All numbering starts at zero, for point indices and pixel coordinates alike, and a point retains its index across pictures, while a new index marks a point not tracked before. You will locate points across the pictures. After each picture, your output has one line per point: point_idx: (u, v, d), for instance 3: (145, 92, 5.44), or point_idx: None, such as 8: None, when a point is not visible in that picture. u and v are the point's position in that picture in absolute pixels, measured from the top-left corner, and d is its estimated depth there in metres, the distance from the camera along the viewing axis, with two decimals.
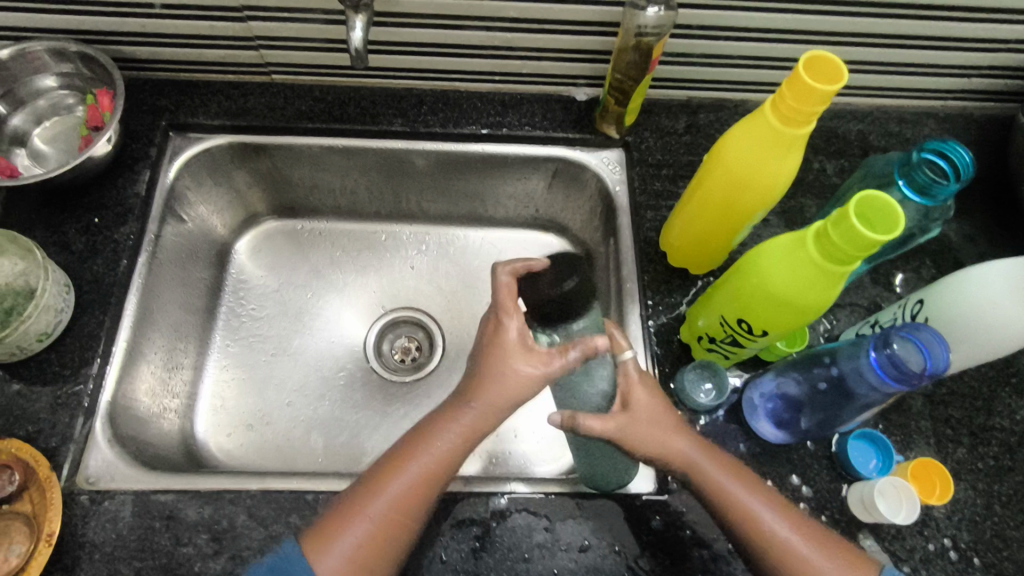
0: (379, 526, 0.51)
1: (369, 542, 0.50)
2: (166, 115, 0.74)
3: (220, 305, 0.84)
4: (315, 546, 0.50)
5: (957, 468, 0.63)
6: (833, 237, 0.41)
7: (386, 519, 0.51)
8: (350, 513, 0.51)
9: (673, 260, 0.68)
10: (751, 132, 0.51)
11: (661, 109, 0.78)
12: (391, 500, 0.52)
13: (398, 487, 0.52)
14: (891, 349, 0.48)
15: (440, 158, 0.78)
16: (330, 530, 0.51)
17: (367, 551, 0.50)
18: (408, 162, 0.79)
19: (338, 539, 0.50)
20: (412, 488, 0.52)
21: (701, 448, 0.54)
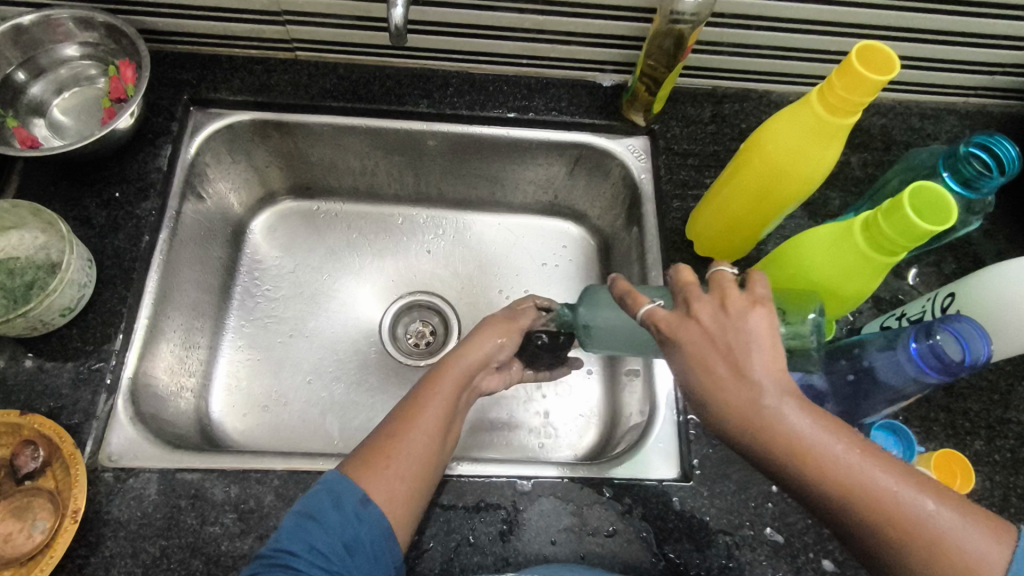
0: (419, 450, 0.51)
1: (411, 466, 0.51)
2: (187, 89, 0.72)
3: (236, 284, 0.84)
4: (360, 466, 0.50)
5: (974, 460, 0.63)
6: (884, 226, 0.42)
7: (426, 445, 0.52)
8: (386, 445, 0.51)
9: (700, 249, 0.69)
10: (795, 122, 0.52)
11: (686, 97, 0.77)
12: (427, 426, 0.53)
13: (433, 414, 0.54)
14: (934, 339, 0.48)
15: (466, 141, 0.77)
16: (373, 458, 0.50)
17: (412, 478, 0.50)
18: (419, 143, 0.78)
19: (384, 461, 0.50)
20: (443, 417, 0.54)
21: (773, 393, 0.40)
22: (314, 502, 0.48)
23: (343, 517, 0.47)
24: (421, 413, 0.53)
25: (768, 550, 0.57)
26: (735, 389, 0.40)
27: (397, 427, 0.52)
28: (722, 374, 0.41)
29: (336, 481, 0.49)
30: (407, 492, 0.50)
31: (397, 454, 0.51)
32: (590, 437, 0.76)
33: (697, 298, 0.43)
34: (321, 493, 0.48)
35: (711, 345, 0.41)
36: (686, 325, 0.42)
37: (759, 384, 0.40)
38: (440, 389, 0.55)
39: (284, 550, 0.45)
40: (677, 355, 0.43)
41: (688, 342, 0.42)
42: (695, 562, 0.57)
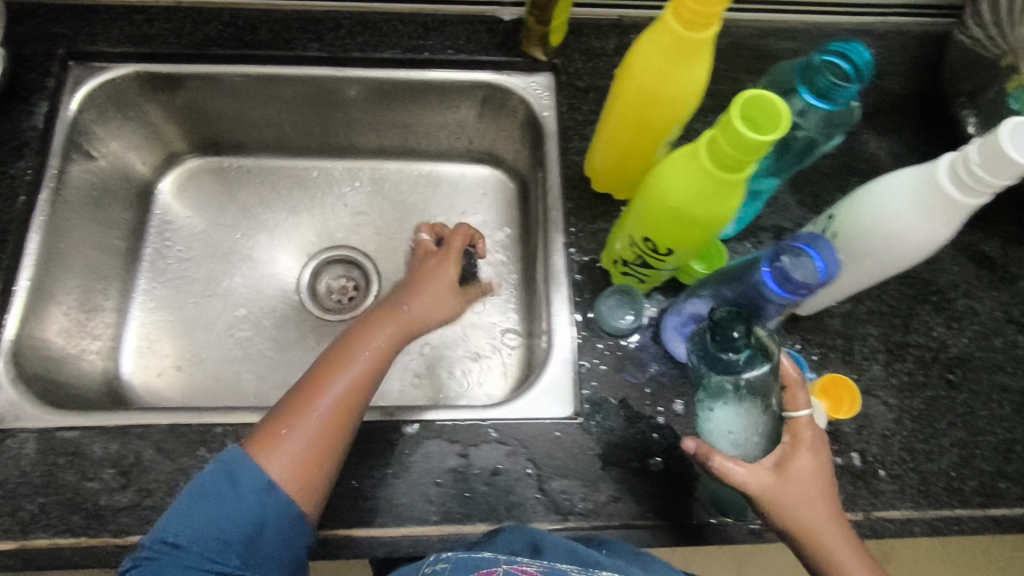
0: (327, 414, 0.53)
1: (320, 433, 0.52)
2: (62, 42, 0.69)
3: (144, 246, 0.82)
4: (264, 441, 0.51)
5: (869, 385, 0.64)
6: (723, 141, 0.40)
7: (335, 408, 0.53)
8: (294, 414, 0.52)
9: (598, 185, 0.67)
10: (654, 41, 0.49)
11: (590, 29, 0.74)
12: (338, 392, 0.54)
13: (345, 379, 0.55)
14: (781, 262, 0.46)
15: (373, 87, 0.74)
16: (279, 427, 0.52)
17: (316, 446, 0.52)
18: (340, 93, 0.75)
19: (290, 431, 0.52)
20: (361, 378, 0.56)
21: (841, 535, 0.51)
22: (210, 486, 0.48)
23: (243, 501, 0.48)
24: (332, 378, 0.55)
25: (656, 482, 0.58)
26: (813, 524, 0.51)
27: (306, 395, 0.54)
28: (814, 509, 0.51)
29: (235, 463, 0.50)
30: (309, 459, 0.51)
31: (298, 424, 0.52)
32: (504, 387, 0.76)
33: (816, 451, 0.52)
34: (217, 480, 0.49)
35: (813, 485, 0.51)
36: (800, 457, 0.51)
37: (831, 525, 0.51)
38: (359, 354, 0.57)
39: (174, 542, 0.46)
40: (785, 492, 0.50)
41: (802, 477, 0.51)
42: (582, 496, 0.57)
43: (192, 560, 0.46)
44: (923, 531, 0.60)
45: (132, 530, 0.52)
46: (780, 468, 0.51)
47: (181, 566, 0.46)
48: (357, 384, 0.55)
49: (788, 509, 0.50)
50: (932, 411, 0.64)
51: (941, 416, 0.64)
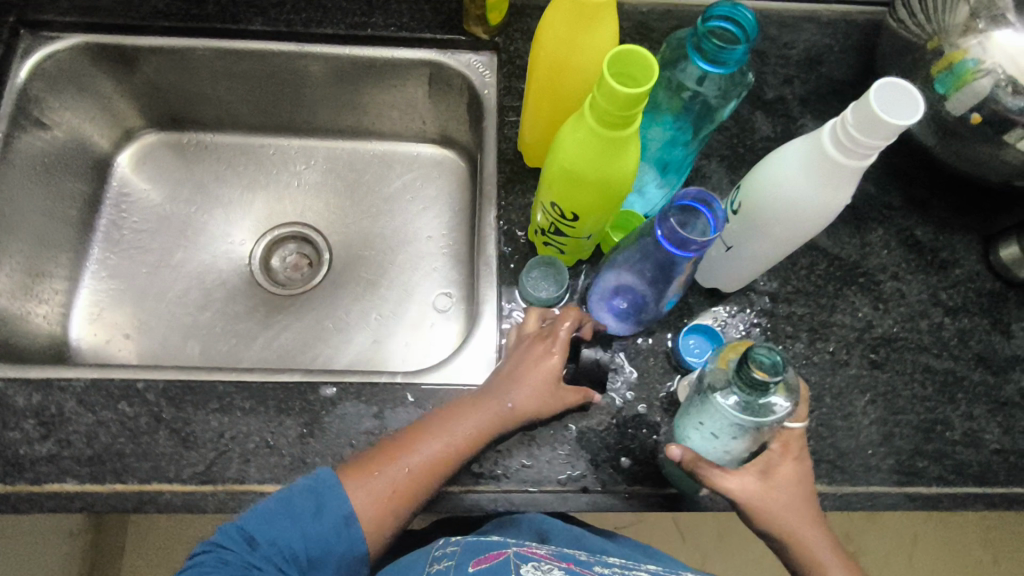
0: (414, 471, 0.52)
1: (403, 485, 0.52)
2: (14, 12, 0.72)
3: (100, 217, 0.84)
4: (355, 471, 0.52)
5: (792, 362, 0.64)
6: (598, 97, 0.41)
7: (423, 468, 0.52)
8: (386, 456, 0.53)
9: (531, 162, 0.68)
10: (559, 11, 0.50)
11: (533, 10, 0.75)
12: (430, 453, 0.53)
13: (446, 441, 0.53)
14: (670, 222, 0.47)
15: (334, 66, 0.76)
16: (371, 462, 0.53)
17: (396, 495, 0.52)
18: (303, 71, 0.77)
19: (377, 471, 0.52)
20: (457, 446, 0.53)
21: (835, 548, 0.51)
22: (300, 501, 0.50)
23: (322, 526, 0.49)
24: (434, 434, 0.54)
25: (570, 449, 0.59)
26: (803, 533, 0.50)
27: (406, 439, 0.54)
28: (800, 515, 0.51)
29: (328, 488, 0.50)
30: (385, 508, 0.51)
31: (391, 468, 0.52)
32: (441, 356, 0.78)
33: (800, 461, 0.52)
34: (308, 494, 0.50)
35: (797, 489, 0.51)
36: (787, 464, 0.51)
37: (816, 531, 0.51)
38: (458, 424, 0.54)
39: (249, 536, 0.48)
40: (772, 499, 0.50)
41: (786, 486, 0.51)
42: (495, 460, 0.58)
43: (257, 563, 0.47)
44: (834, 505, 0.60)
45: (49, 478, 0.54)
46: (769, 475, 0.51)
47: (246, 565, 0.47)
48: (450, 453, 0.53)
49: (774, 512, 0.50)
50: (854, 391, 0.63)
51: (861, 395, 0.63)
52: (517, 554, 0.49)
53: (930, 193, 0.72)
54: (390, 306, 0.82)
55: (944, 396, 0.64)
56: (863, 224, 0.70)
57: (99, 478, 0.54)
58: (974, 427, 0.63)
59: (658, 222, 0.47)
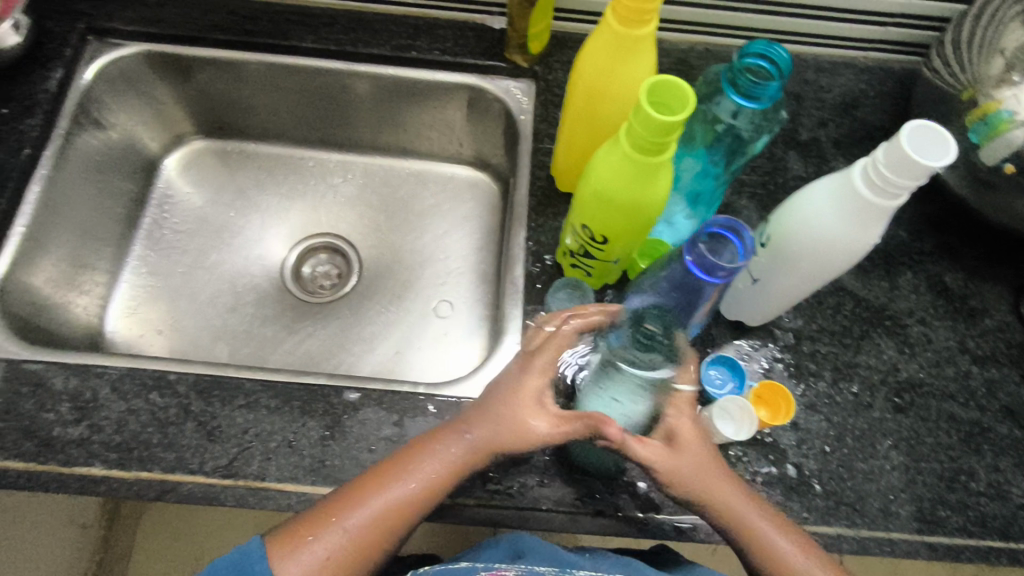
0: (360, 527, 0.48)
1: (346, 546, 0.48)
2: (83, 19, 0.75)
3: (144, 217, 0.87)
4: (285, 541, 0.48)
5: (814, 400, 0.63)
6: (634, 124, 0.43)
7: (371, 522, 0.48)
8: (322, 517, 0.48)
9: (562, 186, 0.70)
10: (599, 42, 0.52)
11: (573, 42, 0.78)
12: (375, 507, 0.49)
13: (384, 497, 0.49)
14: (700, 248, 0.48)
15: (382, 84, 0.79)
16: (303, 526, 0.48)
17: (336, 561, 0.47)
18: (349, 87, 0.80)
19: (313, 534, 0.48)
20: (396, 504, 0.49)
21: (745, 496, 0.51)
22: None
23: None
24: (379, 485, 0.50)
25: (585, 473, 0.59)
26: (717, 489, 0.50)
27: (348, 495, 0.49)
28: (716, 475, 0.50)
29: (283, 560, 0.47)
30: (329, 573, 0.47)
31: (327, 531, 0.48)
32: (460, 372, 0.80)
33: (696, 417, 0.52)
34: (259, 564, 0.46)
35: (701, 449, 0.51)
36: (684, 421, 0.51)
37: (734, 493, 0.51)
38: (411, 470, 0.50)
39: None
40: (680, 462, 0.50)
41: (681, 445, 0.50)
42: (509, 477, 0.58)
43: None
44: (851, 550, 0.58)
45: (78, 461, 0.55)
46: (675, 441, 0.50)
47: None
48: (399, 503, 0.49)
49: (689, 482, 0.50)
50: (877, 433, 0.62)
51: (883, 438, 0.62)
52: None
53: (961, 241, 0.72)
54: (415, 319, 0.84)
55: (969, 446, 0.62)
56: (893, 267, 0.70)
57: (124, 465, 0.56)
58: (999, 478, 0.61)
59: (687, 247, 0.48)
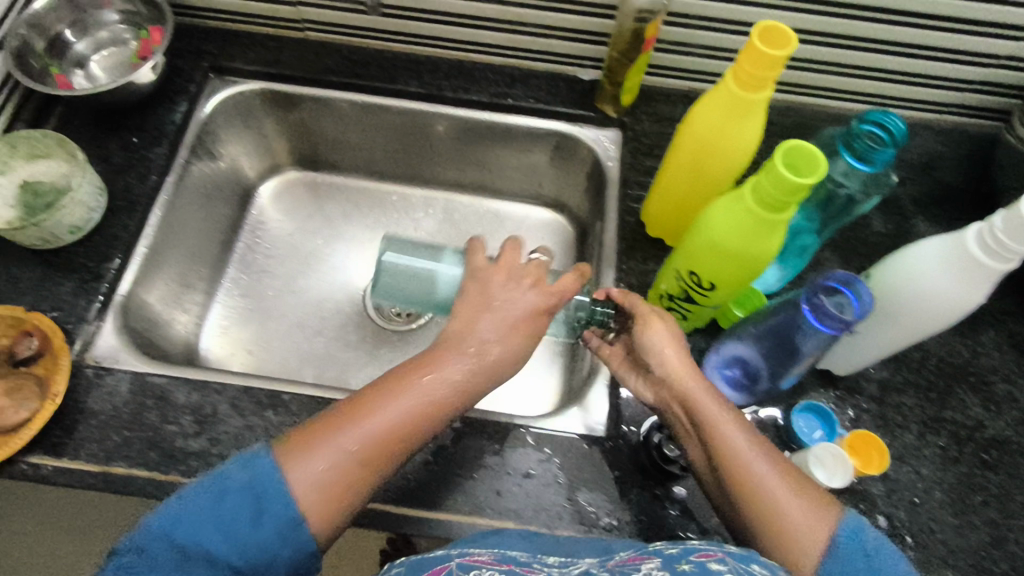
0: (367, 440, 0.49)
1: (356, 460, 0.48)
2: (208, 58, 0.81)
3: (238, 242, 0.92)
4: (290, 448, 0.48)
5: (902, 451, 0.64)
6: (765, 183, 0.45)
7: (376, 436, 0.49)
8: (324, 428, 0.49)
9: (652, 230, 0.73)
10: (715, 101, 0.56)
11: (661, 96, 0.82)
12: (381, 422, 0.49)
13: (387, 417, 0.49)
14: (819, 299, 0.50)
15: (457, 125, 0.84)
16: (311, 438, 0.48)
17: (340, 480, 0.48)
18: (428, 127, 0.85)
19: (314, 446, 0.48)
20: (397, 424, 0.49)
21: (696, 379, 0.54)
22: (235, 508, 0.45)
23: (264, 531, 0.45)
24: (387, 400, 0.50)
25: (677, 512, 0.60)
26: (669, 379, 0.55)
27: (354, 407, 0.50)
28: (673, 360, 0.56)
29: (262, 484, 0.46)
30: (334, 487, 0.47)
31: (321, 453, 0.48)
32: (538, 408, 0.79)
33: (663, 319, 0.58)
34: (242, 491, 0.46)
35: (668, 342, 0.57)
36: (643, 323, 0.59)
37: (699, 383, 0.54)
38: (413, 388, 0.50)
39: (172, 544, 0.44)
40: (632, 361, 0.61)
41: (646, 337, 0.57)
42: (606, 512, 0.60)
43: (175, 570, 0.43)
44: None
45: (198, 473, 0.58)
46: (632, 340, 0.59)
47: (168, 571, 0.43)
48: (403, 420, 0.49)
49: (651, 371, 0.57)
50: (966, 488, 0.63)
51: (973, 494, 0.63)
52: (460, 566, 0.44)
53: None
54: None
55: None
56: (976, 324, 0.72)
57: None
58: None
59: (805, 295, 0.51)
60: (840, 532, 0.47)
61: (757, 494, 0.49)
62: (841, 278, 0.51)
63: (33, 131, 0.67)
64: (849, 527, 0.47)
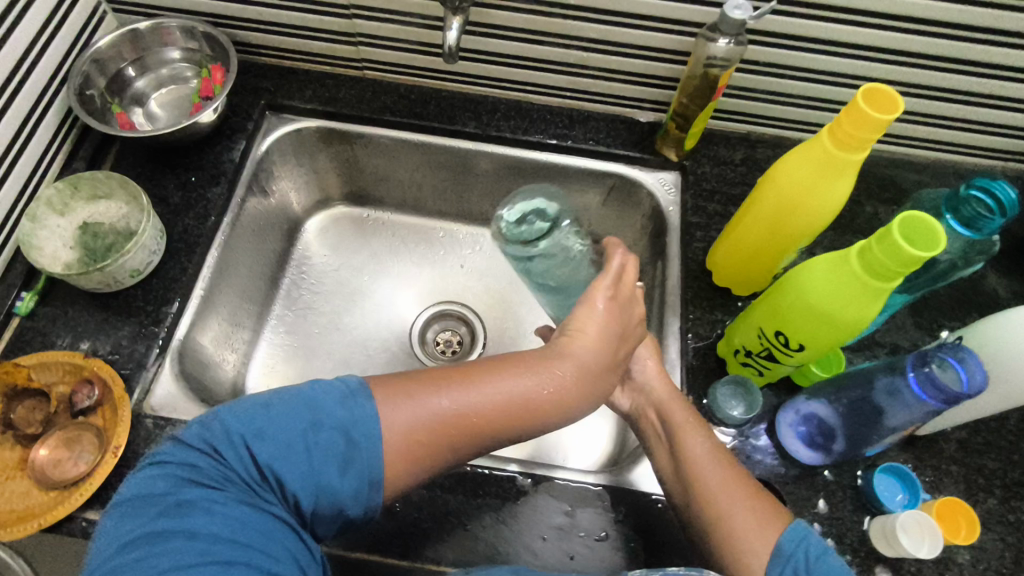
0: (468, 406, 0.50)
1: (449, 423, 0.49)
2: (265, 95, 0.81)
3: (284, 277, 0.89)
4: (389, 391, 0.49)
5: (985, 517, 0.62)
6: (877, 251, 0.44)
7: (479, 405, 0.50)
8: (433, 382, 0.50)
9: (719, 279, 0.71)
10: (806, 157, 0.55)
11: (721, 139, 0.81)
12: (489, 394, 0.50)
13: (494, 394, 0.50)
14: (929, 370, 0.51)
15: (500, 163, 0.82)
16: (419, 387, 0.50)
17: (423, 439, 0.49)
18: (472, 164, 0.84)
19: (416, 394, 0.49)
20: (501, 402, 0.50)
21: (672, 397, 0.61)
22: (324, 444, 0.47)
23: (341, 478, 0.47)
24: (496, 375, 0.51)
25: None
26: (650, 392, 0.62)
27: (467, 372, 0.51)
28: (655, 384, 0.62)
29: (355, 427, 0.47)
30: (416, 438, 0.48)
31: (417, 403, 0.49)
32: (589, 462, 0.75)
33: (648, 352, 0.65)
34: (334, 430, 0.47)
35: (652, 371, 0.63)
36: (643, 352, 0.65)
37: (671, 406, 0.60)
38: (524, 369, 0.52)
39: (256, 463, 0.46)
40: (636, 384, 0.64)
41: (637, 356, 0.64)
42: None
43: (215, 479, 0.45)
44: None
45: None
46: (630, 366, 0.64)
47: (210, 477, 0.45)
48: (505, 404, 0.50)
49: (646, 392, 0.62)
50: None
51: None
52: None
53: None
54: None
55: None
56: None
57: None
58: None
59: (912, 366, 0.52)
60: (785, 533, 0.50)
61: (715, 504, 0.53)
62: (952, 351, 0.51)
63: (96, 173, 0.67)
64: (798, 534, 0.50)
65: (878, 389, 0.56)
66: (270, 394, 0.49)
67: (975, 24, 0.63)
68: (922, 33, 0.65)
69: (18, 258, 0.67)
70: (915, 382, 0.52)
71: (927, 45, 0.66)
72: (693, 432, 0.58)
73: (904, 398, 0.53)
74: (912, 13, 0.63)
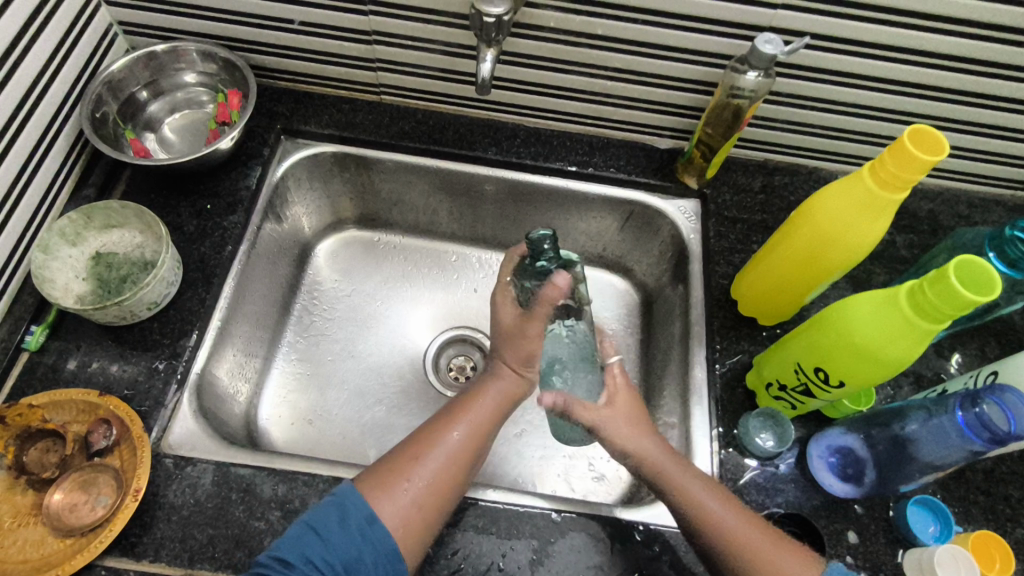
0: (439, 470, 0.54)
1: (434, 487, 0.53)
2: (281, 120, 0.79)
3: (295, 302, 0.86)
4: (374, 485, 0.52)
5: (1015, 547, 0.62)
6: (931, 293, 0.45)
7: (448, 466, 0.55)
8: (401, 464, 0.54)
9: (743, 309, 0.71)
10: (845, 195, 0.57)
11: (738, 167, 0.81)
12: (452, 446, 0.56)
13: (451, 446, 0.56)
14: (979, 409, 0.51)
15: (514, 188, 0.82)
16: (388, 475, 0.53)
17: (423, 510, 0.52)
18: (478, 187, 0.83)
19: (398, 482, 0.52)
20: (464, 447, 0.56)
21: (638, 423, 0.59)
22: (321, 515, 0.49)
23: (346, 533, 0.48)
24: (450, 430, 0.57)
25: None
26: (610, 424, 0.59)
27: (422, 447, 0.55)
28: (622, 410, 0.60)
29: (349, 498, 0.50)
30: (419, 516, 0.51)
31: (404, 488, 0.52)
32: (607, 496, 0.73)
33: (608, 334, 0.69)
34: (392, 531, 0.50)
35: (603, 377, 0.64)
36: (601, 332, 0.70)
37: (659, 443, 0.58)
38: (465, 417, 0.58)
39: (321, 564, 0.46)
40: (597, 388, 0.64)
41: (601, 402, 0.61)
42: None
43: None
44: None
45: None
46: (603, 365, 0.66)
47: None
48: (467, 446, 0.57)
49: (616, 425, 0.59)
50: None
51: None
52: None
53: None
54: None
55: None
56: None
57: None
58: None
59: (960, 405, 0.53)
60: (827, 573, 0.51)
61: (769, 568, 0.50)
62: (994, 390, 0.52)
63: (111, 203, 0.65)
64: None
65: (914, 425, 0.56)
66: (304, 516, 0.49)
67: (998, 60, 0.64)
68: (947, 68, 0.65)
69: (26, 288, 0.64)
70: (961, 419, 0.52)
71: (952, 80, 0.66)
72: (681, 468, 0.56)
73: (946, 436, 0.53)
74: (938, 49, 0.64)
